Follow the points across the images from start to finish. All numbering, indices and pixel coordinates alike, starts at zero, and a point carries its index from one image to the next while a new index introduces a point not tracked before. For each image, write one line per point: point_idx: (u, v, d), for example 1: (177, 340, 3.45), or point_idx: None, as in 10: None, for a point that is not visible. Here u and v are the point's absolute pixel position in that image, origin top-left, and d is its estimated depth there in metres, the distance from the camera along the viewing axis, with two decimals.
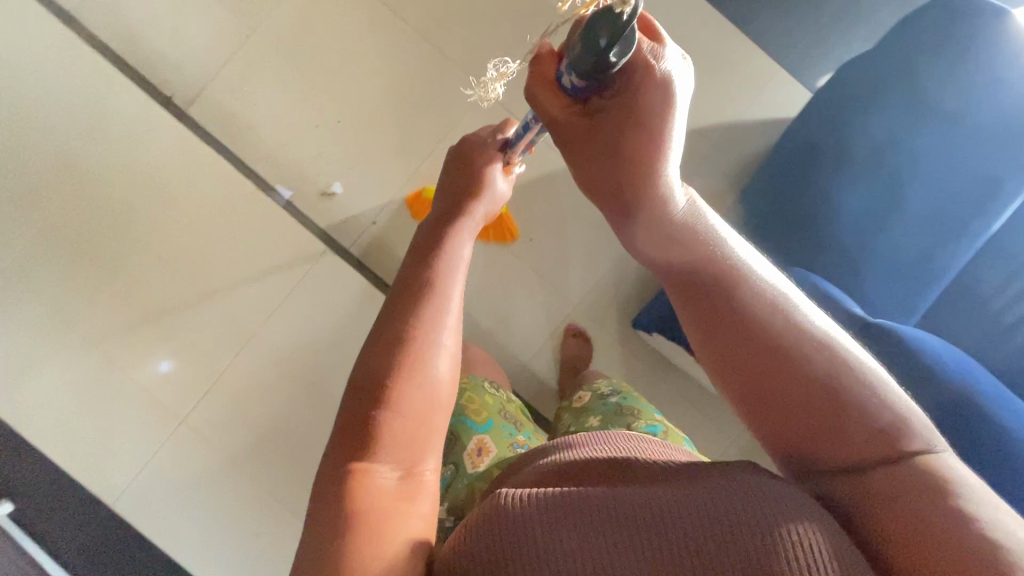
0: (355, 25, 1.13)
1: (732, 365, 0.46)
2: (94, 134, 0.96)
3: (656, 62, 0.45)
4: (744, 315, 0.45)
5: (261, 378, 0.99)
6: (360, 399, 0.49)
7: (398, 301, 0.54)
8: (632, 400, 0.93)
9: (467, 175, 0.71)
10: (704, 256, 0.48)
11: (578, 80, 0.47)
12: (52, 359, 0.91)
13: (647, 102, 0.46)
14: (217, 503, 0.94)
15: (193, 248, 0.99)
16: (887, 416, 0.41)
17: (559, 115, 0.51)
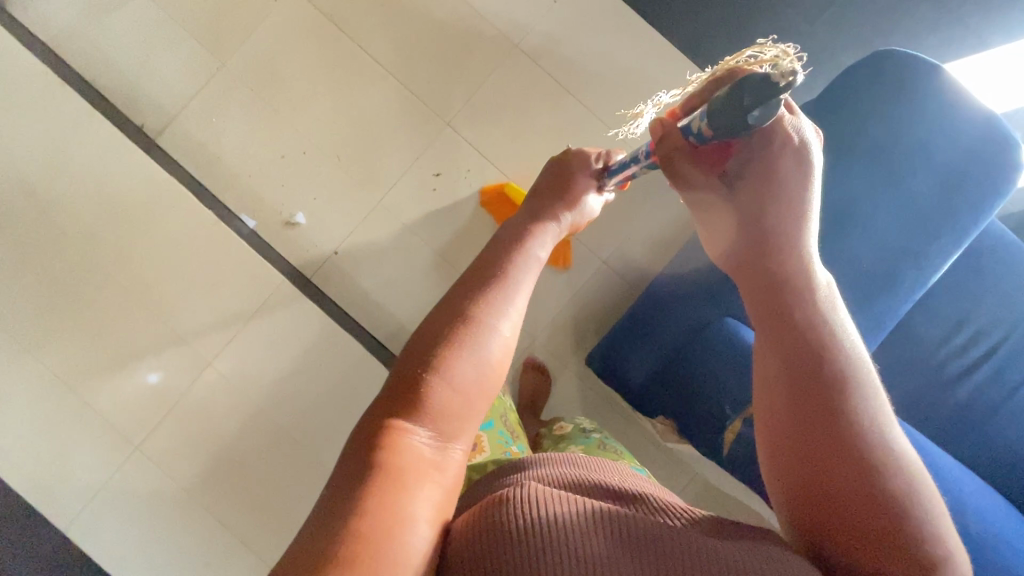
0: (324, 54, 1.14)
1: (790, 409, 0.50)
2: (70, 172, 1.05)
3: (797, 134, 0.56)
4: (826, 371, 0.49)
5: (215, 406, 1.04)
6: (416, 361, 0.51)
7: (474, 281, 0.57)
8: (615, 442, 0.87)
9: (557, 192, 0.73)
10: (800, 310, 0.53)
11: (707, 128, 0.55)
12: (35, 375, 1.02)
13: (781, 178, 0.57)
14: (166, 519, 1.03)
15: (154, 281, 1.05)
16: (914, 505, 0.44)
17: (697, 179, 0.61)
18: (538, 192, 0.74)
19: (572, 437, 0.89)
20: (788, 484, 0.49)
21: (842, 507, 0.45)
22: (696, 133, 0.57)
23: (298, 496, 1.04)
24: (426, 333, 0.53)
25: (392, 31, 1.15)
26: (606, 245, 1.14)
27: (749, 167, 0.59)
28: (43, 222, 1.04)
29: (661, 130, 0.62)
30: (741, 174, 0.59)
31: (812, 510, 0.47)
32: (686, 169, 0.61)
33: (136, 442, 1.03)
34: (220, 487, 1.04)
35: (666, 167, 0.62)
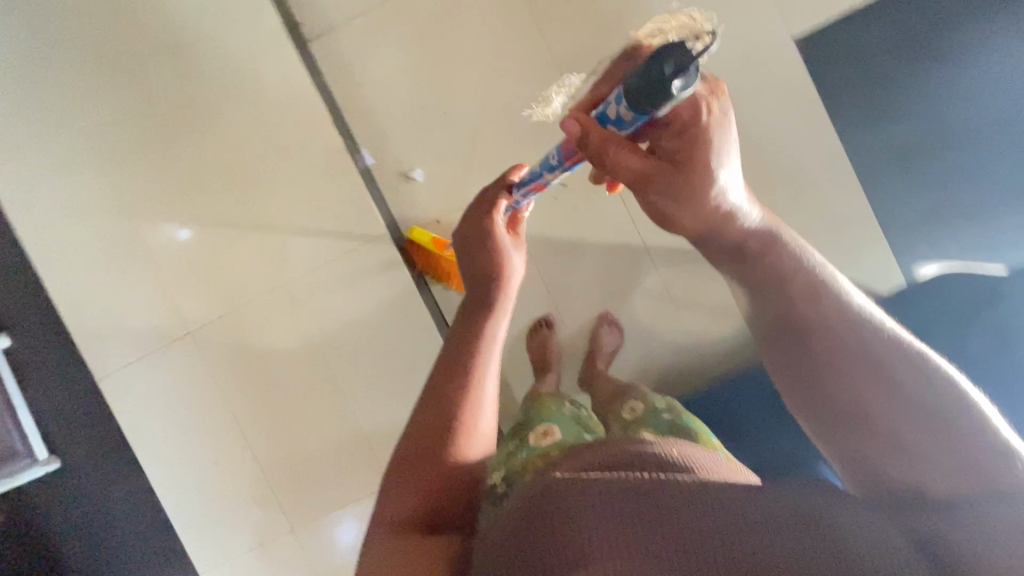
0: (498, 22, 1.10)
1: (818, 398, 0.49)
2: (215, 45, 1.02)
3: (713, 109, 0.46)
4: (810, 307, 0.50)
5: (272, 324, 1.05)
6: (403, 475, 0.53)
7: (431, 391, 0.58)
8: (692, 424, 0.79)
9: (484, 242, 0.66)
10: (794, 269, 0.51)
11: (625, 112, 0.47)
12: (118, 229, 1.03)
13: (699, 129, 0.46)
14: (190, 408, 1.05)
15: (257, 183, 1.04)
16: (900, 381, 0.45)
17: (642, 168, 0.49)
18: (468, 258, 0.68)
19: (644, 418, 0.81)
20: (839, 447, 0.48)
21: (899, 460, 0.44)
22: (616, 118, 0.49)
23: (321, 435, 1.06)
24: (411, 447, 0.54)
25: (572, 24, 1.10)
26: (695, 315, 1.10)
27: (684, 140, 0.47)
28: (178, 84, 1.02)
29: (579, 126, 0.51)
30: (676, 153, 0.48)
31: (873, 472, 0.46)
32: (623, 159, 0.49)
33: (190, 326, 1.04)
34: (252, 399, 1.05)
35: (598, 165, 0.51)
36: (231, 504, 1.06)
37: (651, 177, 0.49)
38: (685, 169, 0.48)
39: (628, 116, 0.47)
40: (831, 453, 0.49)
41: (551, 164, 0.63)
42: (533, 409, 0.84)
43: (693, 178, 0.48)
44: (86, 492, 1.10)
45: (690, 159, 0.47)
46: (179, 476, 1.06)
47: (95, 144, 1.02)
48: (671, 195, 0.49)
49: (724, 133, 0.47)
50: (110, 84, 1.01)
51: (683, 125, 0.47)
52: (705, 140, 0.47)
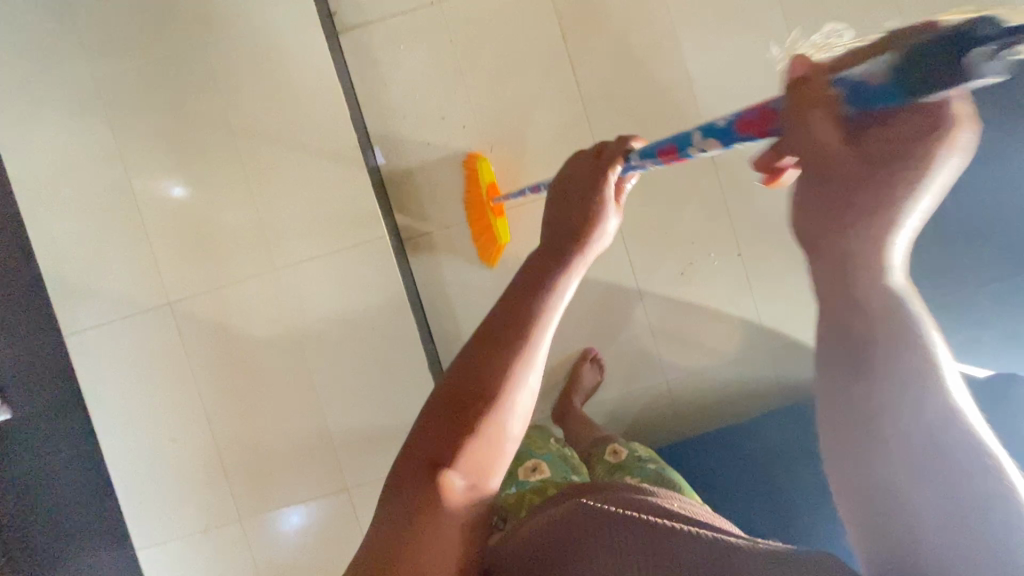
0: (533, 47, 1.10)
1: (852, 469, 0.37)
2: (244, 19, 1.00)
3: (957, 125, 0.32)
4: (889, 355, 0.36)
5: (254, 308, 1.03)
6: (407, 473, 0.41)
7: (460, 387, 0.43)
8: (675, 476, 0.79)
9: (586, 188, 0.53)
10: (879, 301, 0.37)
11: (875, 74, 0.33)
12: (113, 186, 1.01)
13: (926, 135, 0.32)
14: (154, 379, 1.02)
15: (263, 163, 1.02)
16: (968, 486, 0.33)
17: (834, 143, 0.34)
18: (562, 200, 0.53)
19: (628, 465, 0.81)
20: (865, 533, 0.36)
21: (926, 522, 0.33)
22: (859, 79, 0.33)
23: (285, 428, 1.04)
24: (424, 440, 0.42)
25: (604, 63, 1.11)
26: (677, 368, 1.11)
27: (901, 145, 0.33)
28: (202, 54, 1.01)
29: (803, 68, 0.37)
30: (891, 147, 0.33)
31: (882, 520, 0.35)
32: (825, 128, 0.34)
33: (170, 297, 1.02)
34: (222, 381, 1.03)
35: (789, 121, 0.37)
36: (180, 485, 1.04)
37: (829, 156, 0.35)
38: (875, 174, 0.33)
39: (875, 78, 0.33)
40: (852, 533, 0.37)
41: (715, 130, 0.52)
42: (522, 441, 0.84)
43: (872, 189, 0.34)
44: (32, 448, 1.06)
45: (892, 167, 0.33)
46: (132, 448, 1.03)
47: (105, 98, 1.00)
48: (842, 192, 0.35)
49: (948, 161, 0.32)
50: (131, 41, 1.00)
51: (928, 124, 0.32)
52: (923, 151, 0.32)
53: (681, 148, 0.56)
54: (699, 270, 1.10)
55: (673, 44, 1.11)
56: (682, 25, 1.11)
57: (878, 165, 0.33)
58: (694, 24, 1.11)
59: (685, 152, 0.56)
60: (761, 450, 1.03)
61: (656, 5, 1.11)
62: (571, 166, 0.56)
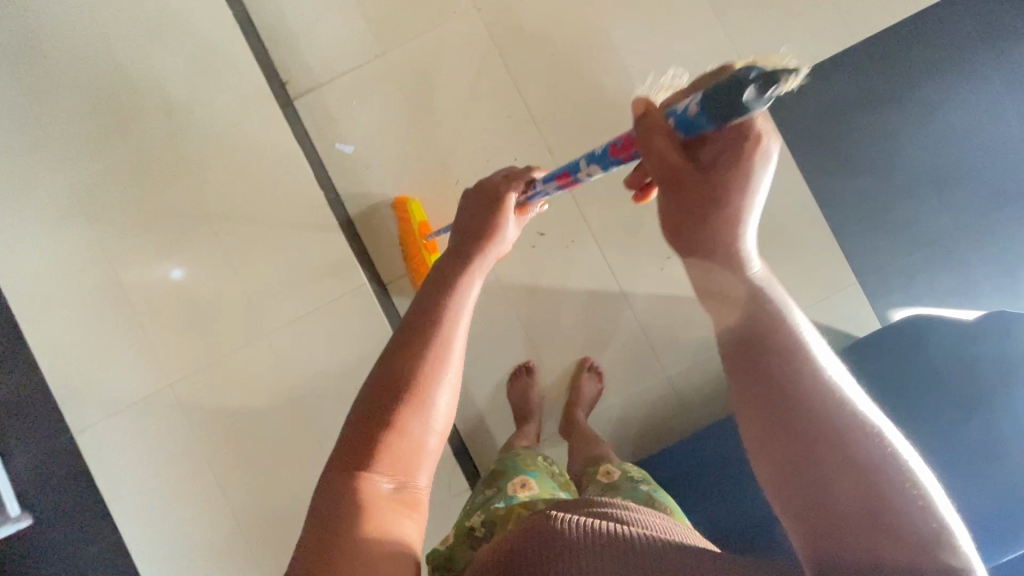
0: (479, 80, 1.14)
1: (765, 423, 0.44)
2: (202, 104, 1.06)
3: (763, 139, 0.47)
4: (778, 335, 0.46)
5: (250, 374, 1.05)
6: (362, 419, 0.52)
7: (405, 335, 0.57)
8: (666, 497, 0.79)
9: (489, 219, 0.69)
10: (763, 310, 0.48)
11: (695, 108, 0.47)
12: (99, 279, 1.05)
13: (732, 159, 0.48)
14: (163, 459, 1.04)
15: (238, 234, 1.06)
16: (846, 423, 0.41)
17: (671, 159, 0.49)
18: (467, 222, 0.70)
19: (619, 486, 0.81)
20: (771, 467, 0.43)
21: (855, 511, 0.39)
22: (683, 110, 0.49)
23: (296, 488, 1.04)
24: (380, 381, 0.54)
25: (550, 82, 1.15)
26: (674, 363, 1.11)
27: (722, 159, 0.48)
28: (168, 143, 1.06)
29: (643, 107, 0.51)
30: (709, 164, 0.49)
31: (819, 511, 0.40)
32: (662, 149, 0.50)
33: (169, 379, 1.04)
34: (231, 452, 1.04)
35: (643, 147, 0.51)
36: (202, 563, 1.03)
37: (682, 178, 0.50)
38: (715, 199, 0.49)
39: (695, 111, 0.47)
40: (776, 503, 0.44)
41: (596, 157, 0.64)
42: (510, 460, 0.84)
43: (718, 196, 0.49)
44: (55, 549, 1.08)
45: (714, 180, 0.49)
46: (150, 537, 1.03)
47: (81, 199, 1.05)
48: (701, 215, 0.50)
49: (762, 171, 0.48)
50: (99, 142, 1.05)
51: (738, 141, 0.47)
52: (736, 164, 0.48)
53: (573, 173, 0.67)
54: (677, 262, 1.11)
55: (612, 53, 1.15)
56: (617, 33, 1.15)
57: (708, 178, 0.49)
58: (628, 30, 1.15)
59: (578, 177, 0.67)
60: None
61: (589, 19, 1.15)
62: (478, 188, 0.73)
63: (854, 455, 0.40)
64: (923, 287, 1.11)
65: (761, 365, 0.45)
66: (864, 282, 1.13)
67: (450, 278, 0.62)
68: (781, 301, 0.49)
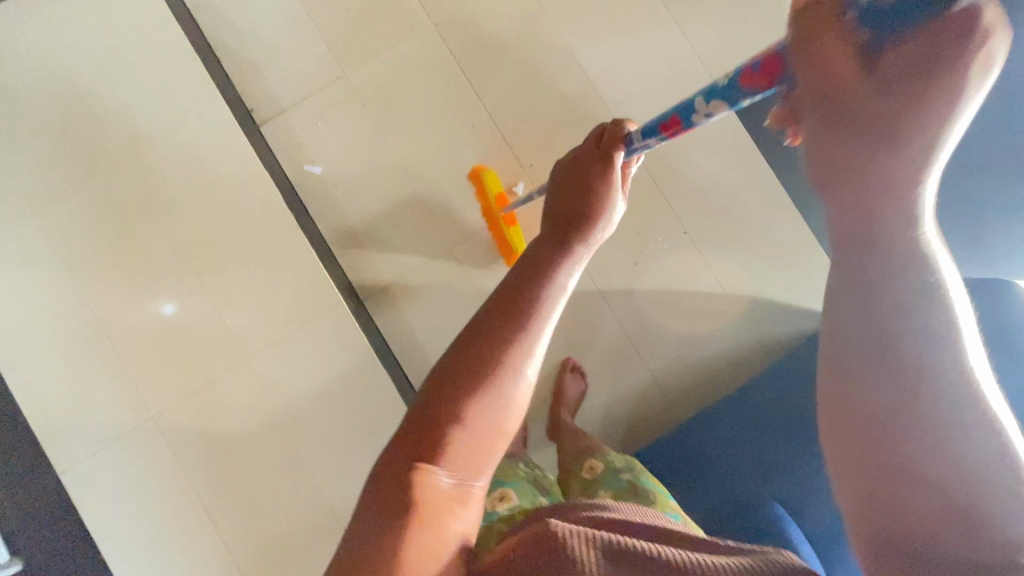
0: (442, 93, 1.16)
1: (858, 388, 0.44)
2: (170, 138, 1.08)
3: (993, 32, 0.34)
4: (898, 304, 0.43)
5: (233, 401, 1.05)
6: (437, 400, 0.51)
7: (492, 318, 0.55)
8: (651, 483, 0.78)
9: (591, 179, 0.67)
10: (893, 273, 0.44)
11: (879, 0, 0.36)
12: (76, 317, 1.05)
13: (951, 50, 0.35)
14: (150, 493, 1.03)
15: (213, 262, 1.07)
16: (944, 414, 0.41)
17: (833, 64, 0.40)
18: (563, 188, 0.68)
19: (603, 479, 0.81)
20: (845, 440, 0.45)
21: (924, 504, 0.40)
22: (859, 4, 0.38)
23: (287, 511, 1.04)
24: (453, 366, 0.53)
25: (511, 89, 1.16)
26: (656, 357, 1.11)
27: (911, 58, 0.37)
28: (138, 178, 1.07)
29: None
30: (898, 77, 0.37)
31: (891, 491, 0.41)
32: (824, 47, 0.40)
33: (153, 413, 1.04)
34: (218, 482, 1.03)
35: (799, 47, 0.41)
36: None
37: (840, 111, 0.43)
38: (886, 114, 0.39)
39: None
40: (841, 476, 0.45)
41: (714, 94, 0.57)
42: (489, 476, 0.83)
43: (895, 109, 0.38)
44: None
45: (901, 85, 0.37)
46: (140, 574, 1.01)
47: (54, 239, 1.05)
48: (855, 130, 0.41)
49: (979, 73, 0.36)
50: (69, 182, 1.06)
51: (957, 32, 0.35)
52: (958, 64, 0.35)
53: (685, 119, 0.62)
54: (651, 256, 1.12)
55: (570, 57, 1.17)
56: (573, 36, 1.17)
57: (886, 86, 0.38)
58: (584, 34, 1.17)
59: (688, 122, 0.62)
60: (757, 417, 1.00)
61: (545, 27, 1.17)
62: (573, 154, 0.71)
63: (937, 444, 0.40)
64: None
65: (870, 323, 0.44)
66: None
67: (546, 259, 0.61)
68: (924, 256, 0.44)
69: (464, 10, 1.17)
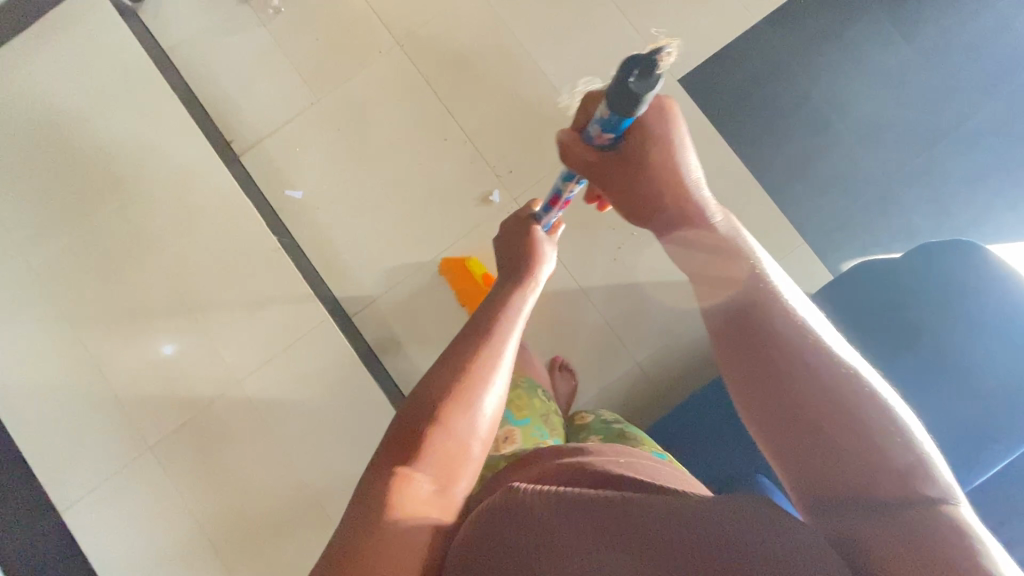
0: (412, 109, 1.20)
1: (770, 402, 0.46)
2: (150, 174, 1.11)
3: (664, 110, 0.58)
4: (777, 314, 0.50)
5: (227, 426, 1.06)
6: (419, 411, 0.57)
7: (460, 343, 0.61)
8: (638, 431, 0.81)
9: (524, 233, 0.75)
10: (764, 291, 0.51)
11: (600, 130, 0.56)
12: (69, 356, 1.07)
13: (658, 133, 0.58)
14: (151, 525, 1.03)
15: (201, 291, 1.09)
16: (852, 402, 0.43)
17: (594, 160, 0.61)
18: (505, 239, 0.77)
19: (594, 427, 0.84)
20: (780, 449, 0.45)
21: (868, 479, 0.41)
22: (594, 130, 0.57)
23: (288, 532, 1.04)
24: (434, 380, 0.58)
25: (479, 101, 1.20)
26: (642, 347, 1.13)
27: (641, 150, 0.58)
28: (123, 216, 1.10)
29: (563, 135, 0.62)
30: (636, 157, 0.58)
31: (833, 485, 0.42)
32: (589, 159, 0.61)
33: (150, 443, 1.05)
34: (217, 507, 1.04)
35: (574, 160, 0.62)
36: None
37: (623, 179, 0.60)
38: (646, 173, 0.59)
39: (606, 114, 0.53)
40: (790, 484, 0.44)
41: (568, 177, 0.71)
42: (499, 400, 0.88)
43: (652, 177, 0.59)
44: None
45: (643, 165, 0.58)
46: None
47: (43, 281, 1.08)
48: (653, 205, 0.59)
49: (679, 132, 0.58)
50: (56, 225, 1.09)
51: (648, 129, 0.58)
52: (668, 137, 0.58)
53: (560, 193, 0.74)
54: (629, 248, 1.14)
55: (533, 66, 1.21)
56: (534, 46, 1.21)
57: (634, 172, 0.59)
58: (544, 42, 1.21)
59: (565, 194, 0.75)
60: None
61: (507, 40, 1.22)
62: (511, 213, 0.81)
63: (856, 426, 0.42)
64: (867, 237, 1.15)
65: (756, 340, 0.49)
66: (811, 238, 1.15)
67: (503, 293, 0.68)
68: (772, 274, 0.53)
69: (426, 30, 1.22)
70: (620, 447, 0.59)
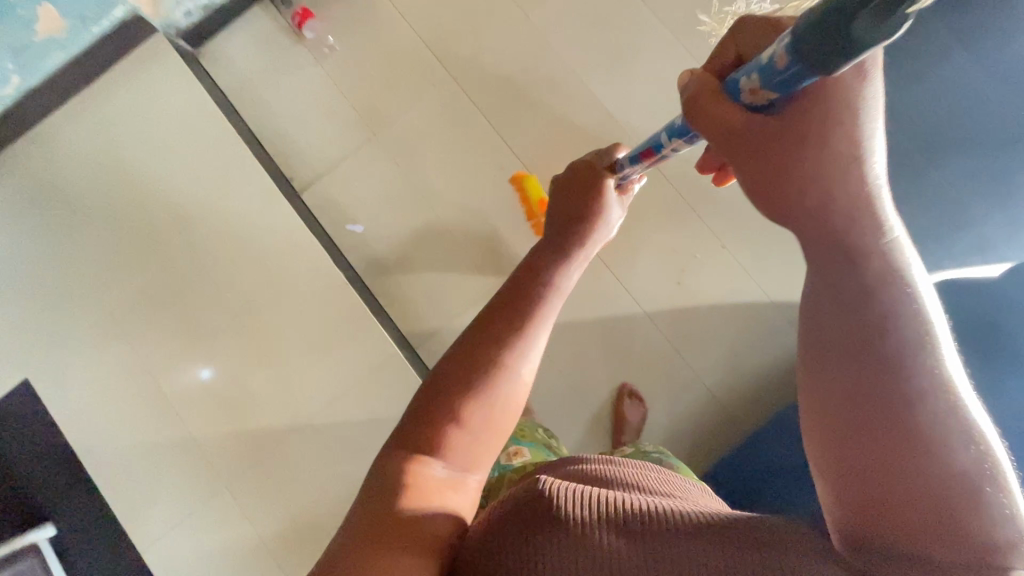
0: (468, 140, 1.21)
1: (840, 403, 0.39)
2: (217, 216, 1.13)
3: (864, 67, 0.42)
4: (880, 304, 0.40)
5: (301, 462, 1.07)
6: (450, 379, 0.57)
7: (499, 313, 0.62)
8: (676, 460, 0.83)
9: (585, 193, 0.76)
10: (876, 272, 0.42)
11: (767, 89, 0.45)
12: (144, 397, 1.09)
13: (843, 92, 0.42)
14: (230, 564, 1.04)
15: (271, 329, 1.11)
16: (937, 437, 0.37)
17: (729, 116, 0.49)
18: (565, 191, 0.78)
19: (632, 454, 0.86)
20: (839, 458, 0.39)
21: (928, 525, 0.36)
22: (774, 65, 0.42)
23: None
24: (470, 350, 0.59)
25: (535, 128, 1.21)
26: (711, 370, 1.12)
27: (807, 104, 0.44)
28: (192, 258, 1.12)
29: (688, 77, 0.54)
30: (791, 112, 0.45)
31: (885, 519, 0.37)
32: (719, 107, 0.50)
33: (226, 481, 1.06)
34: (295, 545, 1.05)
35: (696, 114, 0.52)
36: None
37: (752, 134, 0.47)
38: (806, 135, 0.44)
39: (784, 60, 0.41)
40: (830, 493, 0.40)
41: (676, 132, 0.67)
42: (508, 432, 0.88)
43: (807, 136, 0.44)
44: None
45: (802, 122, 0.44)
46: None
47: (118, 325, 1.10)
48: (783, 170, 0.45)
49: (871, 85, 0.43)
50: (128, 269, 1.11)
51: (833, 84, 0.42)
52: (852, 88, 0.42)
53: (656, 149, 0.72)
54: (693, 271, 1.13)
55: (587, 93, 1.21)
56: (587, 72, 1.22)
57: (789, 127, 0.45)
58: (597, 69, 1.22)
59: (660, 152, 0.72)
60: None
61: (559, 68, 1.22)
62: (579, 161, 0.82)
63: (931, 462, 0.36)
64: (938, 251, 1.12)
65: (853, 319, 0.41)
66: None
67: (554, 258, 0.69)
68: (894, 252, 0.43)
69: (479, 61, 1.23)
70: (662, 472, 0.60)
